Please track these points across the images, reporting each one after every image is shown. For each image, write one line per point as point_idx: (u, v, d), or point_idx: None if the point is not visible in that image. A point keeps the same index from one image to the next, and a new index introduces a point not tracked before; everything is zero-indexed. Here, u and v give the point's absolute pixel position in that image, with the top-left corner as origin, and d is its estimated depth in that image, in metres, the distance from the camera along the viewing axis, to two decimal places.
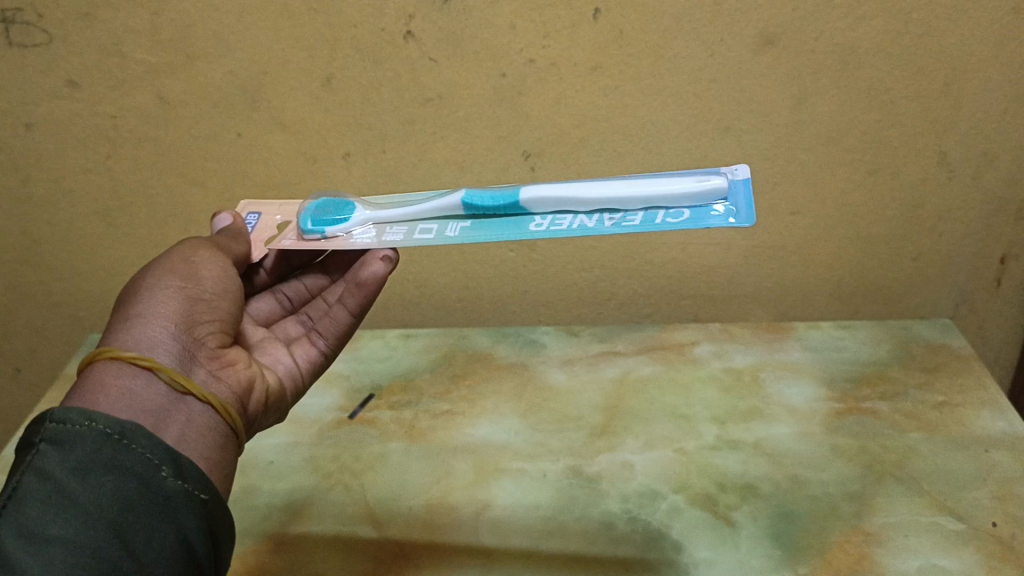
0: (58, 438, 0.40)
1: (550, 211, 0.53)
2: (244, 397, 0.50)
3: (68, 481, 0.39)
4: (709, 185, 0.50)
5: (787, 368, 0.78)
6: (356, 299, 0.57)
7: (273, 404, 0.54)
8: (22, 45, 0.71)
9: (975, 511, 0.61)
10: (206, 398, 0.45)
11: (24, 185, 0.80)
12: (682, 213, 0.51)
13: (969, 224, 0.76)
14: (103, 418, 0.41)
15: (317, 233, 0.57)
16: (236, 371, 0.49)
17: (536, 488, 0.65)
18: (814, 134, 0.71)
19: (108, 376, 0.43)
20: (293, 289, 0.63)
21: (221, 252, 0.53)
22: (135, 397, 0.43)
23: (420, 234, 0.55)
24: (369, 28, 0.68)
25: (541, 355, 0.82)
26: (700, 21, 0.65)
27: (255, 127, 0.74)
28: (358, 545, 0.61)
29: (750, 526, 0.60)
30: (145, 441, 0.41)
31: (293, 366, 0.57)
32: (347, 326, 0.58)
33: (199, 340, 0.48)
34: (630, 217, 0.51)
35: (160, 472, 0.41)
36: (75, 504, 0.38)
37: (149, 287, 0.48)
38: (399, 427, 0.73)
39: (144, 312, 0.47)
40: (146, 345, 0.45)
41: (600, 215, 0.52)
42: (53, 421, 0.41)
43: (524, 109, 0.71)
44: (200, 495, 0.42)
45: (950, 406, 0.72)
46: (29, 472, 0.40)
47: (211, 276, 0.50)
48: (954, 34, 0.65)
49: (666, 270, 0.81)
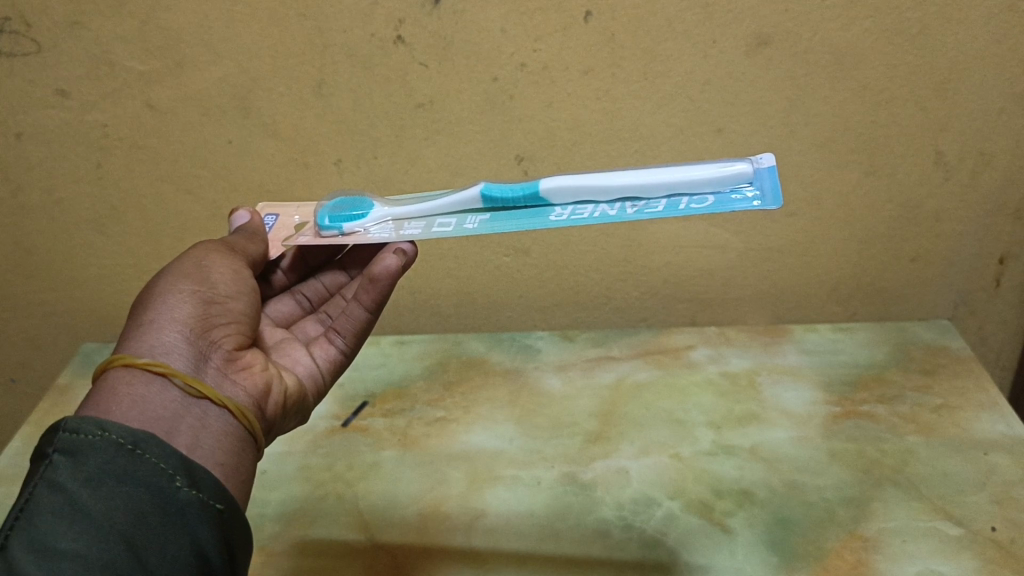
0: (70, 449, 0.39)
1: (571, 201, 0.52)
2: (263, 400, 0.48)
3: (79, 493, 0.38)
4: (732, 170, 0.49)
5: (784, 371, 0.77)
6: (370, 295, 0.54)
7: (293, 407, 0.53)
8: (11, 54, 0.70)
9: (975, 516, 0.60)
10: (222, 402, 0.45)
11: (16, 195, 0.79)
12: (706, 199, 0.49)
13: (967, 223, 0.76)
14: (116, 429, 0.40)
15: (334, 230, 0.56)
16: (252, 373, 0.48)
17: (531, 496, 0.64)
18: (809, 136, 0.71)
19: (122, 384, 0.43)
20: (311, 288, 0.62)
21: (234, 254, 0.53)
22: (148, 404, 0.42)
23: (438, 228, 0.54)
24: (359, 33, 0.67)
25: (537, 360, 0.81)
26: (691, 23, 0.65)
27: (246, 134, 0.74)
28: (351, 555, 0.60)
29: (747, 533, 0.59)
30: (159, 450, 0.40)
31: (313, 366, 0.56)
32: (364, 321, 0.56)
33: (213, 344, 0.47)
34: (653, 204, 0.50)
35: (174, 482, 0.40)
36: (88, 516, 0.38)
37: (161, 292, 0.47)
38: (392, 435, 0.73)
39: (158, 317, 0.46)
40: (160, 351, 0.45)
41: (622, 203, 0.51)
42: (66, 431, 0.40)
43: (515, 114, 0.71)
44: (215, 505, 0.41)
45: (948, 409, 0.71)
46: (42, 484, 0.39)
47: (224, 279, 0.50)
48: (949, 33, 0.65)
49: (660, 274, 0.81)
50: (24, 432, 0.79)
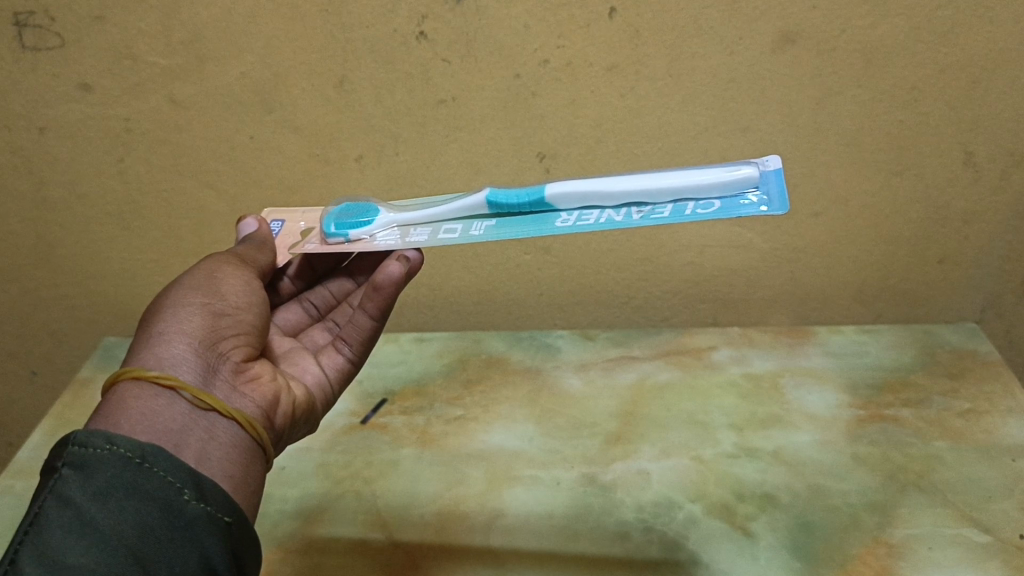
0: (80, 463, 0.39)
1: (577, 206, 0.51)
2: (271, 411, 0.48)
3: (88, 507, 0.38)
4: (739, 174, 0.48)
5: (808, 374, 0.76)
6: (375, 303, 0.54)
7: (302, 416, 0.52)
8: (35, 49, 0.70)
9: (1003, 523, 0.59)
10: (230, 414, 0.45)
11: (39, 189, 0.80)
12: (712, 204, 0.49)
13: (996, 225, 0.74)
14: (124, 442, 0.40)
15: (341, 236, 0.56)
16: (261, 384, 0.48)
17: (551, 496, 0.64)
18: (836, 134, 0.69)
19: (130, 397, 0.43)
20: (319, 296, 0.62)
21: (245, 266, 0.53)
22: (156, 417, 0.42)
23: (444, 234, 0.54)
24: (381, 29, 0.67)
25: (557, 359, 0.81)
26: (717, 20, 0.64)
27: (267, 129, 0.74)
28: (369, 552, 0.60)
29: (769, 537, 0.58)
30: (167, 464, 0.40)
31: (321, 375, 0.56)
32: (371, 330, 0.57)
33: (222, 355, 0.47)
34: (658, 210, 0.49)
35: (182, 495, 0.40)
36: (97, 531, 0.37)
37: (171, 304, 0.48)
38: (411, 433, 0.72)
39: (166, 329, 0.46)
40: (169, 363, 0.44)
41: (627, 209, 0.50)
42: (75, 444, 0.40)
43: (537, 110, 0.70)
44: (223, 518, 0.41)
45: (975, 413, 0.70)
46: (50, 498, 0.39)
47: (233, 290, 0.50)
48: (981, 32, 0.63)
49: (683, 273, 0.80)
50: (46, 425, 0.79)
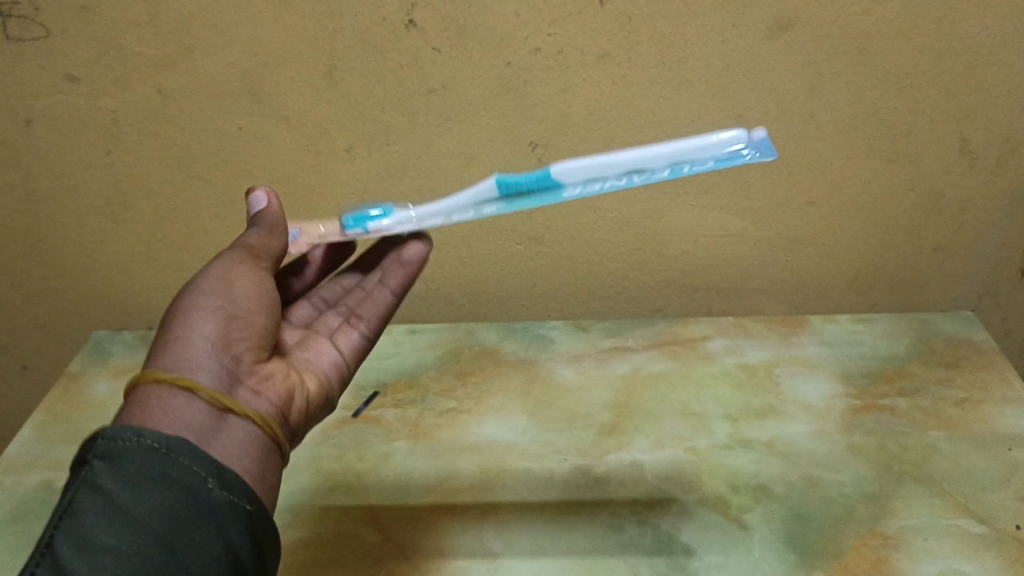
0: (108, 454, 0.40)
1: (582, 180, 0.50)
2: (286, 408, 0.48)
3: (118, 494, 0.39)
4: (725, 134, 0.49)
5: (803, 363, 0.76)
6: (399, 278, 0.56)
7: (317, 410, 0.52)
8: (20, 39, 0.69)
9: (997, 513, 0.59)
10: (246, 416, 0.44)
11: (25, 180, 0.77)
12: (707, 164, 0.49)
13: (992, 212, 0.75)
14: (152, 435, 0.40)
15: (358, 230, 0.55)
16: (275, 383, 0.48)
17: (543, 488, 0.63)
18: (831, 121, 0.70)
19: (151, 399, 0.42)
20: (329, 289, 0.61)
21: (258, 258, 0.50)
22: (176, 416, 0.42)
23: (460, 215, 0.53)
24: (370, 17, 0.66)
25: (551, 350, 0.79)
26: (711, 6, 0.64)
27: (257, 120, 0.73)
28: (360, 547, 0.59)
29: (764, 529, 0.58)
30: (191, 454, 0.40)
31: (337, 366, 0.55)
32: (390, 308, 0.57)
33: (239, 356, 0.46)
34: (657, 175, 0.49)
35: (206, 484, 0.40)
36: (127, 515, 0.38)
37: (187, 303, 0.47)
38: (403, 426, 0.70)
39: (182, 330, 0.45)
40: (185, 365, 0.44)
41: (628, 177, 0.50)
42: (104, 438, 0.41)
43: (529, 98, 0.70)
44: (247, 506, 0.41)
45: (971, 402, 0.70)
46: (83, 486, 0.40)
47: (250, 288, 0.48)
48: (976, 19, 0.64)
49: (677, 264, 0.80)
50: (37, 417, 0.73)
